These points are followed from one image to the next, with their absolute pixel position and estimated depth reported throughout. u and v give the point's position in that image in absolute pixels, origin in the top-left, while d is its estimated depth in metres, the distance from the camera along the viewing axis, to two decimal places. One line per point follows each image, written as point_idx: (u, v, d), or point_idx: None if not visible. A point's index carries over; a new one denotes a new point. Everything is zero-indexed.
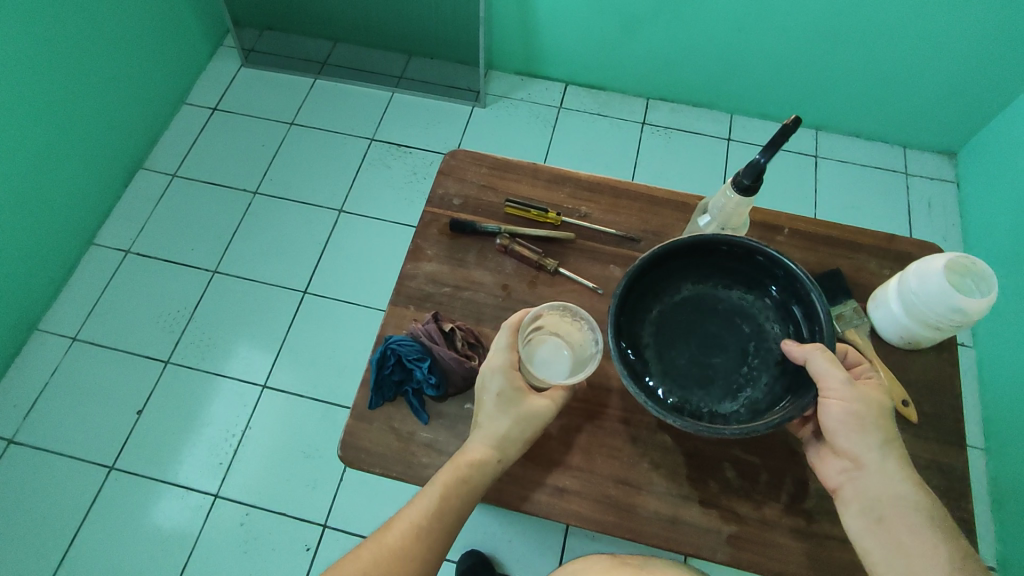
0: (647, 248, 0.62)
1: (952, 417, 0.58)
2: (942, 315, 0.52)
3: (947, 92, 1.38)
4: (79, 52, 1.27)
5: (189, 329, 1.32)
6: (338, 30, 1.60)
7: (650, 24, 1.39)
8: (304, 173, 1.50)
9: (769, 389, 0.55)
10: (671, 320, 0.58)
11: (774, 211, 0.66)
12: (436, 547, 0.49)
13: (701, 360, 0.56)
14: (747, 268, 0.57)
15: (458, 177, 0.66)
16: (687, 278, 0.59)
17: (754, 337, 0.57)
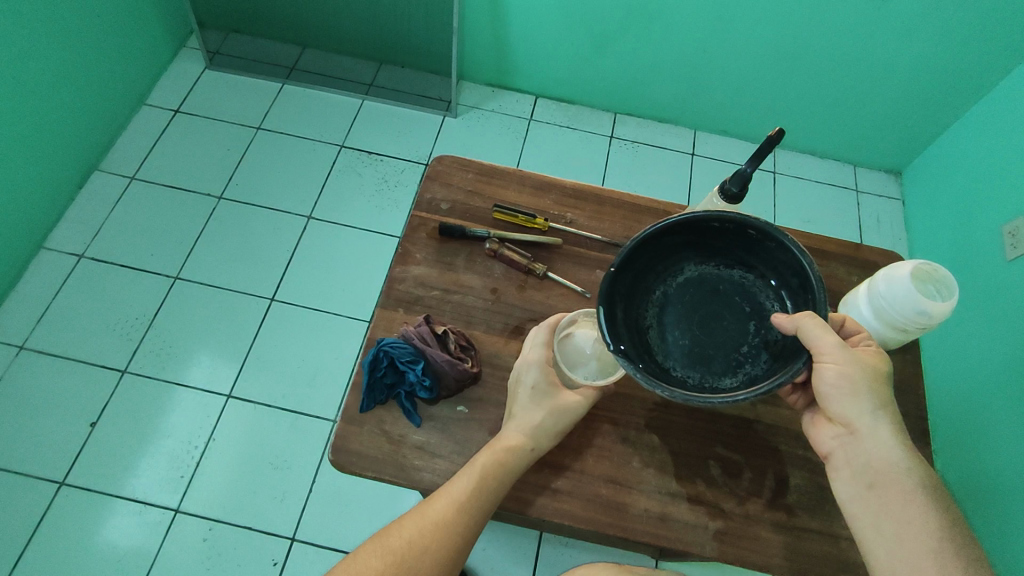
0: None
1: (915, 415, 0.62)
2: (908, 317, 0.56)
3: (894, 113, 1.47)
4: (35, 45, 1.22)
5: (148, 336, 1.27)
6: (307, 36, 1.59)
7: (618, 42, 1.44)
8: (272, 178, 1.47)
9: (768, 366, 0.56)
10: (676, 301, 0.60)
11: None
12: (476, 523, 0.50)
13: (700, 337, 0.58)
14: (744, 246, 0.58)
15: (445, 183, 0.67)
16: (688, 259, 0.61)
17: (754, 314, 0.58)
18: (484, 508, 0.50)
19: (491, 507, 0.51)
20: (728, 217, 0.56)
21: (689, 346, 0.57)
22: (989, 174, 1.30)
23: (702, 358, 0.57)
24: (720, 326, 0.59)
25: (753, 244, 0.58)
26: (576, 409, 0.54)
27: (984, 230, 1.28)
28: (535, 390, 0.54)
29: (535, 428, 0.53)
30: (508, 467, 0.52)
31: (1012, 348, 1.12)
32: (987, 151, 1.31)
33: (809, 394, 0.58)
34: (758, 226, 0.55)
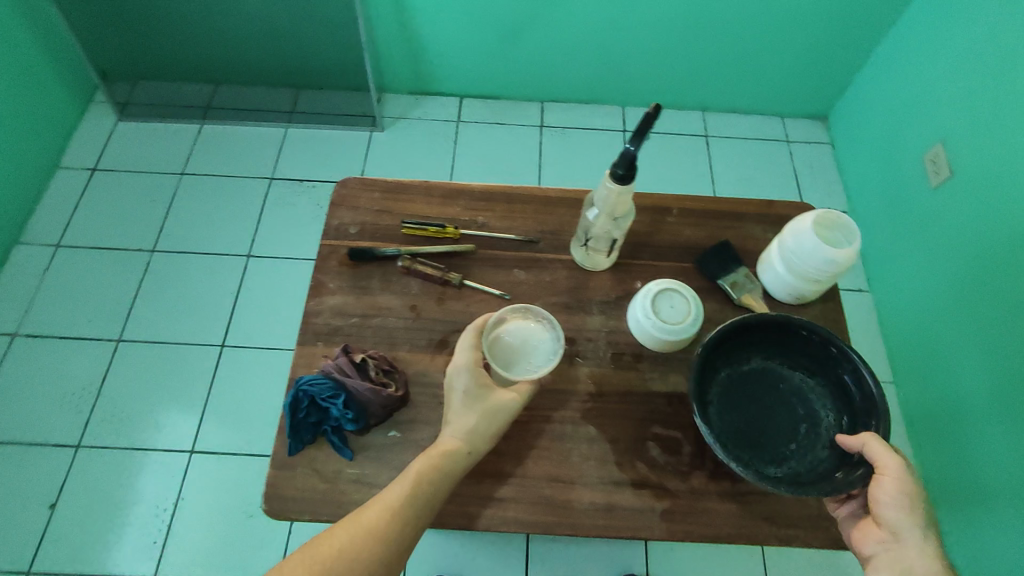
0: (547, 249, 0.63)
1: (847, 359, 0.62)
2: (818, 268, 0.56)
3: (810, 61, 1.49)
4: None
5: (98, 405, 1.23)
6: (217, 72, 1.55)
7: (530, 33, 1.43)
8: (204, 222, 1.43)
9: (812, 466, 0.58)
10: (737, 386, 0.61)
11: (660, 194, 0.67)
12: (412, 531, 0.49)
13: (751, 426, 0.59)
14: (819, 355, 0.61)
15: (351, 206, 0.65)
16: (757, 351, 0.62)
17: (807, 417, 0.60)
18: (419, 516, 0.49)
19: (427, 513, 0.50)
20: (818, 329, 0.58)
21: (743, 432, 0.59)
22: (906, 106, 1.32)
23: (752, 444, 0.58)
24: (774, 419, 0.60)
25: (830, 359, 0.60)
26: (509, 409, 0.53)
27: (909, 162, 1.31)
28: (467, 395, 0.53)
29: (470, 432, 0.52)
30: (442, 473, 0.51)
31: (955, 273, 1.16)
32: (901, 84, 1.34)
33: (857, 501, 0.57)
34: (846, 345, 0.57)
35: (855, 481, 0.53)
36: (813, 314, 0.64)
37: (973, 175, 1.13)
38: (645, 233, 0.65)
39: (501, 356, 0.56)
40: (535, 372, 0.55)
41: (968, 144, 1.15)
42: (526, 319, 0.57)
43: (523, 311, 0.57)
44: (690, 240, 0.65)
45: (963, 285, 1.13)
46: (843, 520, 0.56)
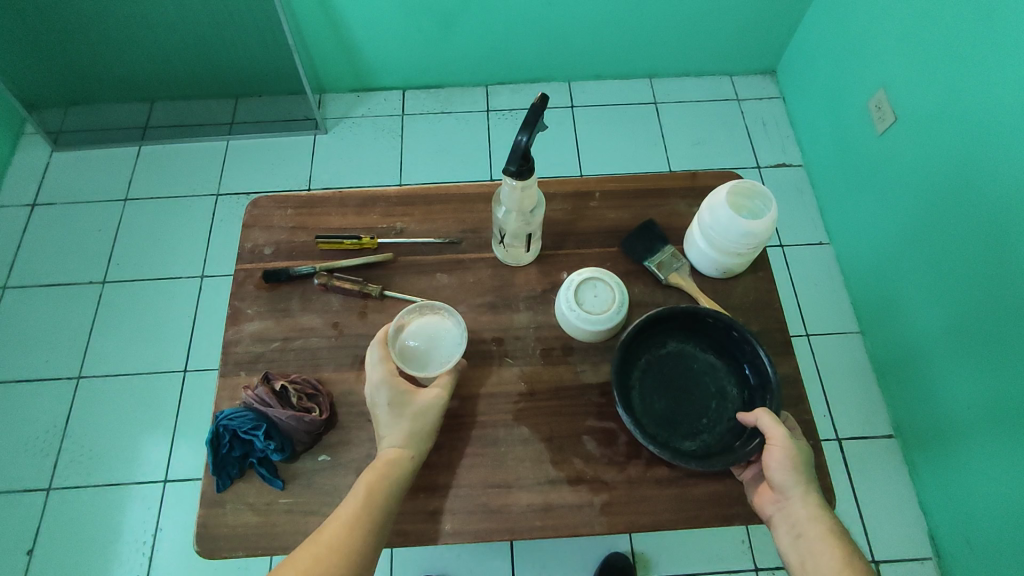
0: (468, 249, 0.63)
1: (777, 329, 0.62)
2: (738, 242, 0.57)
3: (751, 15, 1.46)
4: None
5: (65, 446, 1.21)
6: (150, 90, 1.50)
7: (464, 17, 1.39)
8: (153, 247, 1.40)
9: (723, 440, 0.57)
10: (654, 370, 0.59)
11: (583, 178, 0.68)
12: (375, 542, 0.49)
13: (671, 405, 0.58)
14: (727, 336, 0.59)
15: (264, 226, 0.63)
16: (672, 333, 0.61)
17: (717, 395, 0.59)
18: (378, 526, 0.49)
19: (389, 514, 0.50)
20: (719, 315, 0.57)
21: (657, 412, 0.58)
22: (848, 54, 1.31)
23: (667, 423, 0.58)
24: (688, 398, 0.59)
25: (736, 341, 0.58)
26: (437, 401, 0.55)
27: (855, 111, 1.31)
28: (392, 406, 0.54)
29: (409, 430, 0.53)
30: (395, 479, 0.51)
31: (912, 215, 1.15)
32: (842, 30, 1.32)
33: None
34: (745, 330, 0.55)
35: (751, 451, 0.54)
36: (743, 288, 0.64)
37: (914, 119, 1.13)
38: (567, 222, 0.66)
39: (416, 359, 0.57)
40: (452, 358, 0.56)
41: (908, 88, 1.15)
42: (426, 315, 0.58)
43: (417, 309, 0.58)
44: (617, 222, 0.66)
45: (913, 230, 1.15)
46: (749, 484, 0.56)
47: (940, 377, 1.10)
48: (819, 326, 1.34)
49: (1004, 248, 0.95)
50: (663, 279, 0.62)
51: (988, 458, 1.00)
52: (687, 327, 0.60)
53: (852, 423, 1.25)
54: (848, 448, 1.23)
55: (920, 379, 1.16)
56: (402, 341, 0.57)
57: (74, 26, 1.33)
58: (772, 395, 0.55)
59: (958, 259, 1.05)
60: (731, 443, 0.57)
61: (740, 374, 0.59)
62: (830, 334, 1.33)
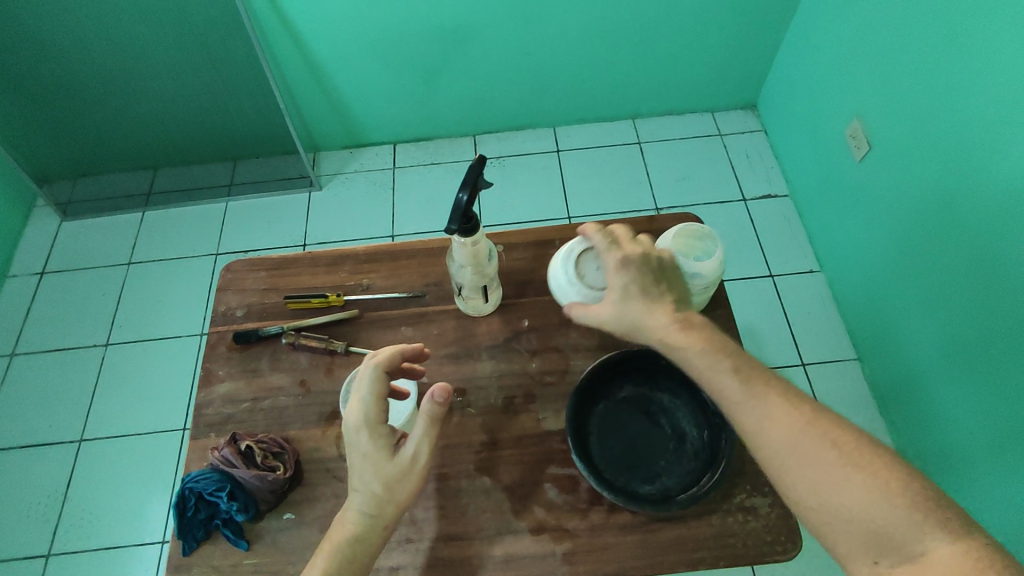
0: (431, 302, 0.66)
1: None
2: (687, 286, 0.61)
3: (723, 55, 1.51)
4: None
5: (66, 509, 1.23)
6: (153, 158, 1.57)
7: (447, 71, 1.46)
8: (154, 308, 1.44)
9: (683, 481, 0.58)
10: (612, 415, 0.61)
11: (544, 228, 0.73)
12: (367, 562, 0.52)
13: (629, 449, 0.60)
14: (681, 378, 0.61)
15: (237, 289, 0.67)
16: (630, 377, 0.63)
17: (676, 436, 0.60)
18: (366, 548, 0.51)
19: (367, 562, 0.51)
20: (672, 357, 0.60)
21: (615, 456, 0.59)
22: (821, 86, 1.35)
23: (626, 467, 0.59)
24: (646, 441, 0.60)
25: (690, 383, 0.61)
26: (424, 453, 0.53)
27: (831, 141, 1.33)
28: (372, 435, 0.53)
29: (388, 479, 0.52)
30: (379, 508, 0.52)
31: (896, 238, 1.15)
32: (812, 63, 1.36)
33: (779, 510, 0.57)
34: (697, 370, 0.58)
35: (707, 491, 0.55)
36: None
37: (886, 148, 1.15)
38: (528, 269, 0.70)
39: None
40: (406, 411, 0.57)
41: (877, 117, 1.17)
42: None
43: (370, 367, 0.60)
44: None
45: (897, 255, 1.15)
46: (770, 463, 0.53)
47: (941, 402, 1.08)
48: (815, 356, 1.32)
49: (981, 269, 0.96)
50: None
51: (990, 485, 0.97)
52: (645, 371, 0.62)
53: None
54: None
55: (920, 406, 1.13)
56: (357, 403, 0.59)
57: (81, 101, 1.41)
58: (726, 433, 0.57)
59: (939, 283, 1.05)
60: (690, 488, 0.57)
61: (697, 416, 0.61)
62: (827, 364, 1.32)
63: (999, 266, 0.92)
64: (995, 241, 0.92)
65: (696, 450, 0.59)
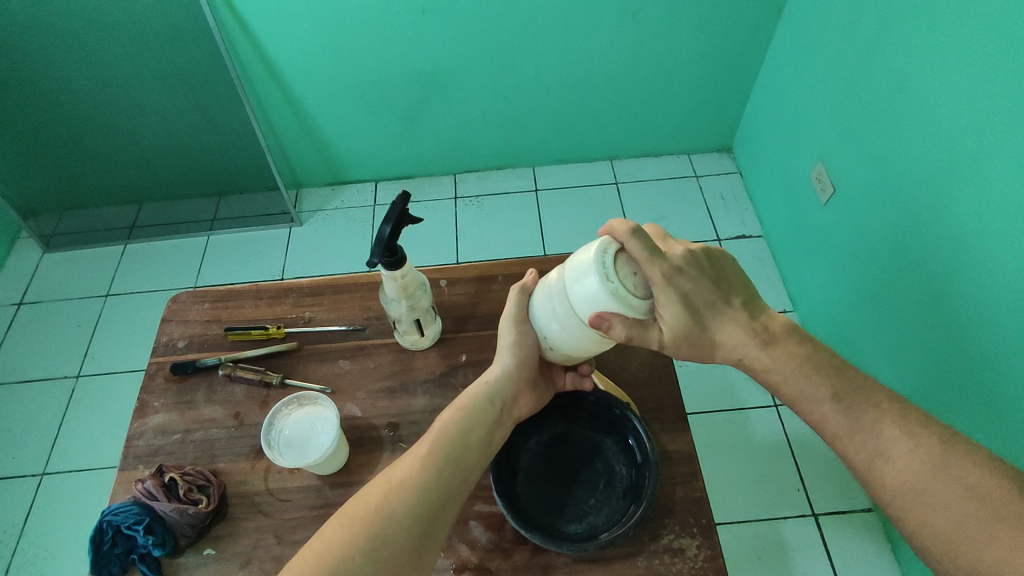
0: (370, 334, 0.68)
1: (671, 405, 0.67)
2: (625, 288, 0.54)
3: (694, 103, 1.56)
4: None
5: (22, 546, 1.20)
6: (137, 193, 1.60)
7: (428, 113, 1.51)
8: (129, 340, 1.44)
9: (609, 519, 0.59)
10: (544, 451, 0.63)
11: (489, 263, 0.75)
12: (440, 487, 0.54)
13: (557, 486, 0.61)
14: (610, 416, 0.64)
15: (181, 320, 0.70)
16: (562, 416, 0.65)
17: (605, 474, 0.62)
18: (445, 469, 0.55)
19: (464, 470, 0.56)
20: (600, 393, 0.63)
21: (544, 492, 0.61)
22: (787, 132, 1.39)
23: (554, 504, 0.60)
24: (575, 477, 0.62)
25: (618, 421, 0.63)
26: (520, 358, 0.61)
27: (798, 185, 1.36)
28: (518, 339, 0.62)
29: (490, 383, 0.61)
30: (468, 425, 0.58)
31: (859, 278, 1.16)
32: (780, 110, 1.41)
33: (707, 546, 0.58)
34: (622, 406, 0.61)
35: (627, 531, 0.55)
36: (638, 365, 0.70)
37: (848, 192, 1.18)
38: (470, 304, 0.71)
39: (296, 451, 0.58)
40: (333, 439, 0.58)
41: (840, 161, 1.19)
42: (305, 408, 0.61)
43: (297, 401, 0.61)
44: None
45: (860, 298, 1.16)
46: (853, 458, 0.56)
47: None
48: None
49: (931, 314, 0.97)
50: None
51: None
52: (576, 409, 0.65)
53: (829, 498, 1.16)
54: (824, 525, 1.13)
55: None
56: (284, 438, 0.59)
57: (67, 135, 1.44)
58: (649, 469, 0.58)
59: (901, 325, 1.05)
60: (614, 526, 0.58)
61: (625, 453, 0.62)
62: None
63: (944, 310, 0.93)
64: (943, 285, 0.93)
65: (623, 488, 0.61)
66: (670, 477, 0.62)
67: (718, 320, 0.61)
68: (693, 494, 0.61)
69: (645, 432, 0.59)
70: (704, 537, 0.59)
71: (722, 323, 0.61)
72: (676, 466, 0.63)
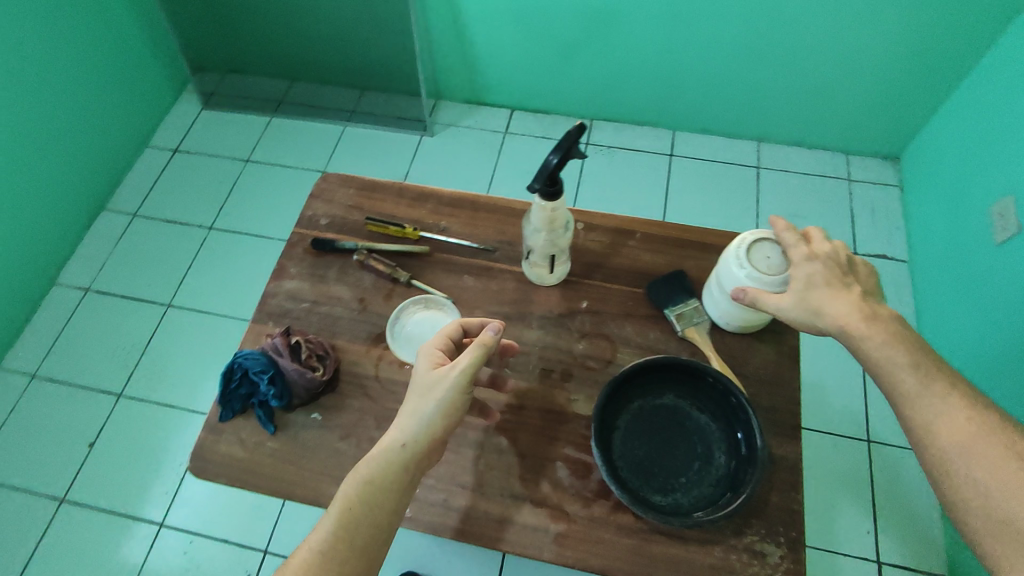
0: (500, 258, 0.69)
1: (786, 409, 0.63)
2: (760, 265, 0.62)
3: (874, 99, 1.40)
4: (36, 89, 1.33)
5: (142, 361, 1.36)
6: (292, 71, 1.67)
7: (583, 50, 1.44)
8: (259, 206, 1.55)
9: (696, 502, 0.58)
10: (645, 418, 0.62)
11: (629, 217, 0.74)
12: (367, 537, 0.53)
13: (651, 454, 0.60)
14: (722, 402, 0.61)
15: (327, 199, 0.74)
16: (671, 388, 0.63)
17: (702, 457, 0.60)
18: (369, 519, 0.53)
19: (384, 520, 0.54)
20: (721, 377, 0.60)
21: (637, 457, 0.60)
22: (976, 156, 1.22)
23: (644, 471, 0.60)
24: (671, 452, 0.61)
25: (730, 409, 0.61)
26: (444, 411, 0.55)
27: (972, 217, 1.21)
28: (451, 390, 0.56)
29: (404, 435, 0.55)
30: (392, 475, 0.54)
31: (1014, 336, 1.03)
32: (976, 129, 1.23)
33: (790, 557, 0.57)
34: (743, 397, 0.58)
35: (718, 520, 0.54)
36: (760, 360, 0.66)
37: None
38: (603, 254, 0.72)
39: (415, 347, 0.63)
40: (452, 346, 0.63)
41: None
42: (430, 309, 0.65)
43: (423, 301, 0.66)
44: (650, 265, 0.71)
45: (1007, 356, 1.03)
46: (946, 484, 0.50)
47: None
48: None
49: None
50: (677, 331, 0.66)
51: None
52: (688, 385, 0.63)
53: (903, 549, 1.08)
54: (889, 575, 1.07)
55: None
56: (406, 331, 0.64)
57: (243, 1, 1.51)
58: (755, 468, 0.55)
59: None
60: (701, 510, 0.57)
61: (728, 443, 0.61)
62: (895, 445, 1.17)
63: None
64: None
65: (718, 475, 0.59)
66: (769, 480, 0.60)
67: (830, 293, 0.58)
68: (789, 505, 0.59)
69: (761, 430, 0.56)
70: (791, 549, 0.57)
71: (834, 295, 0.58)
72: (777, 471, 0.60)
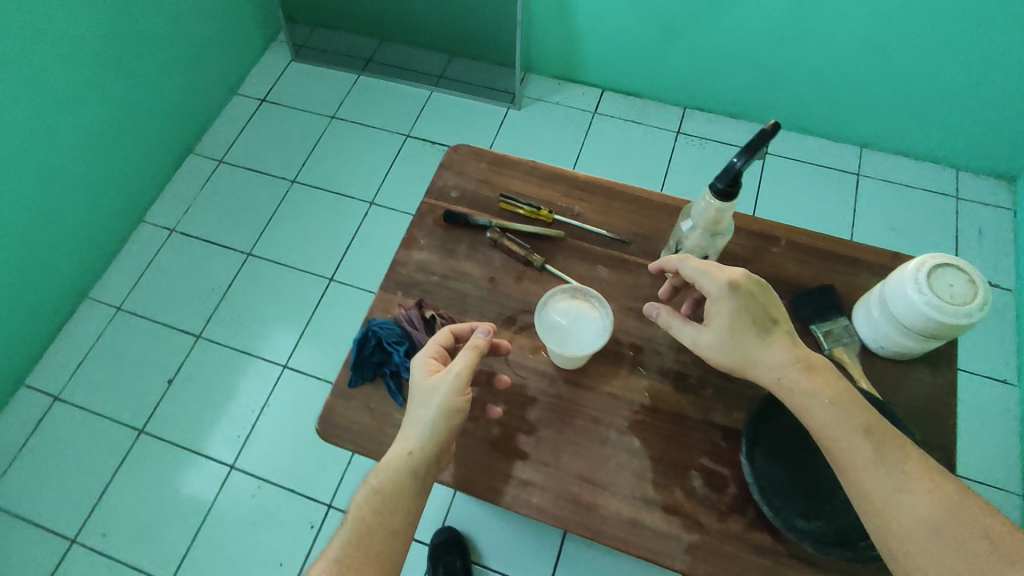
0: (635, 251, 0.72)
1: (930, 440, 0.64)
2: (946, 294, 0.59)
3: (997, 113, 1.31)
4: (140, 27, 1.35)
5: (220, 307, 1.39)
6: (382, 30, 1.65)
7: (689, 33, 1.38)
8: (342, 163, 1.55)
9: (843, 531, 0.57)
10: (789, 440, 0.61)
11: (775, 224, 0.76)
12: (383, 539, 0.56)
13: (794, 478, 0.60)
14: None
15: (458, 170, 0.77)
16: None
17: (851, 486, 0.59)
18: (383, 522, 0.56)
19: (396, 523, 0.56)
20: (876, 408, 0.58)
21: (778, 479, 0.60)
22: None
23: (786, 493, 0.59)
24: (816, 477, 0.60)
25: None
26: (444, 413, 0.58)
27: None
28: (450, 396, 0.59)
29: (409, 443, 0.58)
30: (402, 479, 0.57)
31: None
32: None
33: None
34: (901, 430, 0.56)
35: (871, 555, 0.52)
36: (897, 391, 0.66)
37: None
38: (746, 258, 0.74)
39: (559, 335, 0.64)
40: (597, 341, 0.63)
41: None
42: (577, 300, 0.66)
43: (571, 292, 0.66)
44: (794, 274, 0.73)
45: None
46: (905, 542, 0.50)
47: None
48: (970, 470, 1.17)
49: None
50: (824, 348, 0.68)
51: None
52: None
53: None
54: None
55: None
56: (553, 318, 0.65)
57: None
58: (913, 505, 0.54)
59: None
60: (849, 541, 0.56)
61: None
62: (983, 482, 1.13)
63: None
64: None
65: None
66: None
67: None
68: None
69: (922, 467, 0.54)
70: None
71: None
72: None
